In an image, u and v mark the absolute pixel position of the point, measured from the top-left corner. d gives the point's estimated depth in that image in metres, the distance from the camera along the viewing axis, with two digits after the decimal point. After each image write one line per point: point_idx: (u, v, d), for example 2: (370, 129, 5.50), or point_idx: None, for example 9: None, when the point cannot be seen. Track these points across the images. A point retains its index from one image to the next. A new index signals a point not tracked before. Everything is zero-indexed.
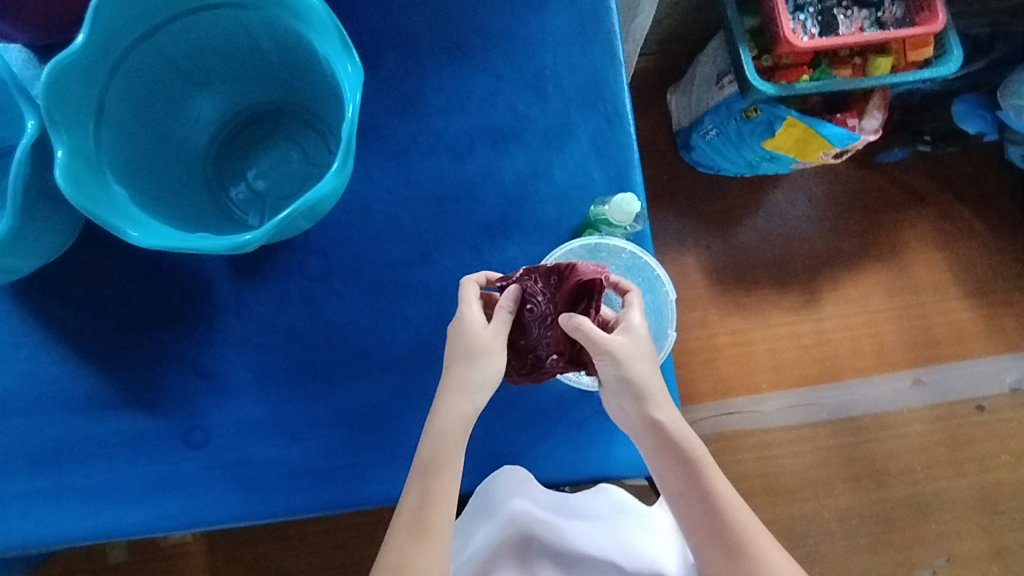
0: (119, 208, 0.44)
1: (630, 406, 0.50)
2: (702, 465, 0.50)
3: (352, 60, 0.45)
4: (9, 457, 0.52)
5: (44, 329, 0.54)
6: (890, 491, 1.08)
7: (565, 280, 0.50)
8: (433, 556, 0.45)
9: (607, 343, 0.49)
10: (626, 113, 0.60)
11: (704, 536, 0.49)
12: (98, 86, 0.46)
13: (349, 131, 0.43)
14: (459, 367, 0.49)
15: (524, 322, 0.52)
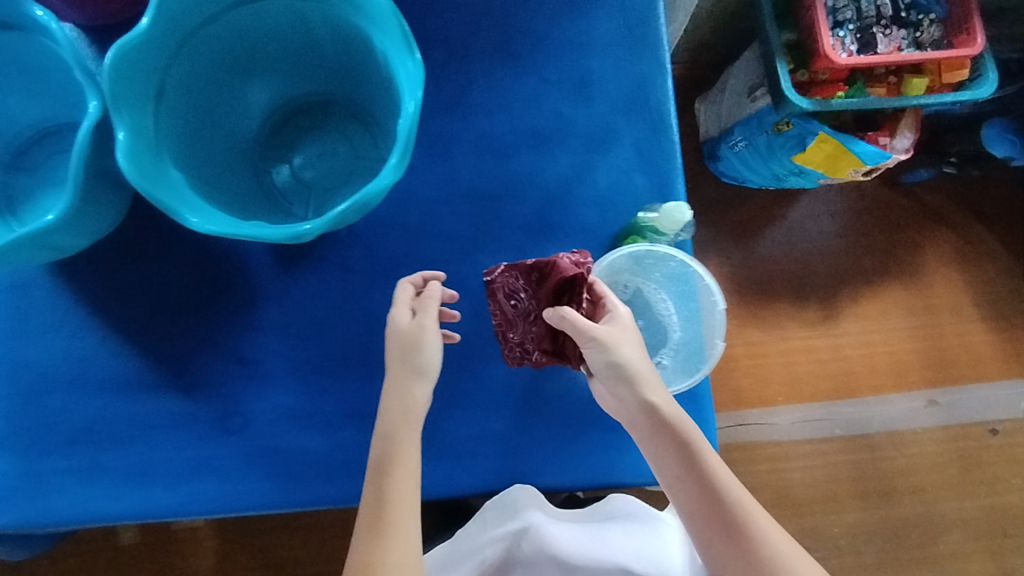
0: (176, 192, 0.44)
1: (625, 391, 0.49)
2: (697, 446, 0.49)
3: (413, 56, 0.45)
4: (46, 435, 0.53)
5: (87, 308, 0.54)
6: (900, 510, 1.08)
7: (546, 276, 0.53)
8: (397, 553, 0.46)
9: (592, 329, 0.49)
10: (670, 122, 0.60)
11: (704, 518, 0.49)
12: (160, 70, 0.46)
13: (409, 128, 0.44)
14: (399, 359, 0.50)
15: (510, 318, 0.54)
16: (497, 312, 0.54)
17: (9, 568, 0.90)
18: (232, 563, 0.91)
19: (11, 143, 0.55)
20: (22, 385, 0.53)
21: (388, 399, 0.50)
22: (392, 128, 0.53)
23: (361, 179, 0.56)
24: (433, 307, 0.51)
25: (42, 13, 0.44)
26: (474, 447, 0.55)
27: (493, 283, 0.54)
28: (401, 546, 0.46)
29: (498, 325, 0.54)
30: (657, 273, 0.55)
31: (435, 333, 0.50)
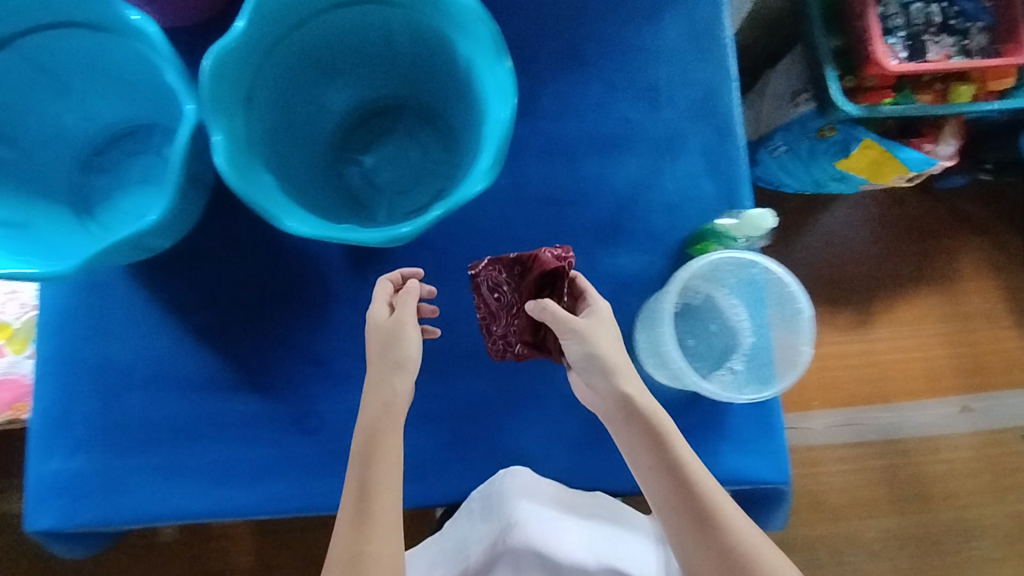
0: (269, 194, 0.44)
1: (601, 383, 0.48)
2: (670, 439, 0.48)
3: (505, 63, 0.44)
4: (128, 431, 0.54)
5: (166, 308, 0.55)
6: (933, 515, 1.08)
7: (529, 269, 0.53)
8: (380, 540, 0.45)
9: (571, 320, 0.49)
10: (738, 128, 0.60)
11: (673, 511, 0.47)
12: (250, 74, 0.46)
13: (502, 135, 0.44)
14: (381, 354, 0.49)
15: (494, 310, 0.55)
16: (481, 305, 0.55)
17: (48, 565, 0.90)
18: (270, 563, 0.90)
19: (90, 142, 0.56)
20: (105, 384, 0.54)
21: (370, 395, 0.49)
22: (469, 133, 0.53)
23: (433, 182, 0.56)
24: (411, 301, 0.50)
25: (137, 15, 0.43)
26: (547, 448, 0.56)
27: (477, 277, 0.55)
28: (384, 541, 0.45)
29: (482, 317, 0.55)
30: (732, 278, 0.54)
31: (414, 326, 0.49)
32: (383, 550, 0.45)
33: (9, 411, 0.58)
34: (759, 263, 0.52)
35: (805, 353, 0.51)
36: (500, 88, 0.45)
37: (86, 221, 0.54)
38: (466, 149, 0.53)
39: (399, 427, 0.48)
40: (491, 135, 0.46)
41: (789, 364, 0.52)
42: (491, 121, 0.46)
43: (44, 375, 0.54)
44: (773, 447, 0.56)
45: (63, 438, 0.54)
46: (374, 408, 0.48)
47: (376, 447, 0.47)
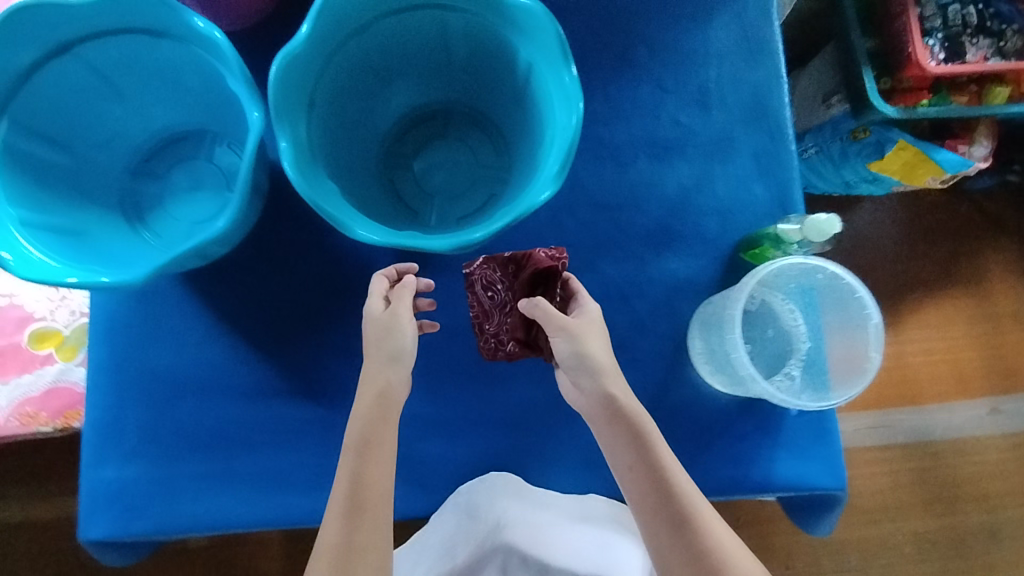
0: (334, 200, 0.44)
1: (588, 383, 0.48)
2: (653, 440, 0.48)
3: (570, 70, 0.43)
4: (179, 439, 0.53)
5: (216, 315, 0.54)
6: (962, 518, 1.07)
7: (522, 268, 0.52)
8: (369, 534, 0.45)
9: (561, 319, 0.49)
10: (788, 131, 0.60)
11: (651, 513, 0.47)
12: (312, 79, 0.46)
13: (570, 141, 0.43)
14: (374, 352, 0.48)
15: (487, 309, 0.54)
16: (475, 303, 0.54)
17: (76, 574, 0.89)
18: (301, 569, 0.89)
19: (141, 148, 0.56)
20: (154, 392, 0.53)
21: (369, 388, 0.48)
22: (524, 137, 0.53)
23: (485, 185, 0.56)
24: (408, 297, 0.49)
25: (202, 23, 0.43)
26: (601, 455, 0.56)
27: (472, 275, 0.54)
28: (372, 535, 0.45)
29: (474, 316, 0.55)
30: (790, 284, 0.53)
31: (411, 325, 0.49)
32: (371, 544, 0.44)
33: (61, 420, 0.58)
34: (823, 267, 0.51)
35: (875, 358, 0.50)
36: (565, 95, 0.44)
37: (138, 229, 0.53)
38: (520, 153, 0.53)
39: (391, 423, 0.48)
40: (558, 141, 0.44)
41: (855, 369, 0.51)
42: (555, 125, 0.45)
43: (94, 383, 0.54)
44: (830, 453, 0.55)
45: (115, 447, 0.53)
46: (370, 402, 0.47)
47: (375, 440, 0.47)
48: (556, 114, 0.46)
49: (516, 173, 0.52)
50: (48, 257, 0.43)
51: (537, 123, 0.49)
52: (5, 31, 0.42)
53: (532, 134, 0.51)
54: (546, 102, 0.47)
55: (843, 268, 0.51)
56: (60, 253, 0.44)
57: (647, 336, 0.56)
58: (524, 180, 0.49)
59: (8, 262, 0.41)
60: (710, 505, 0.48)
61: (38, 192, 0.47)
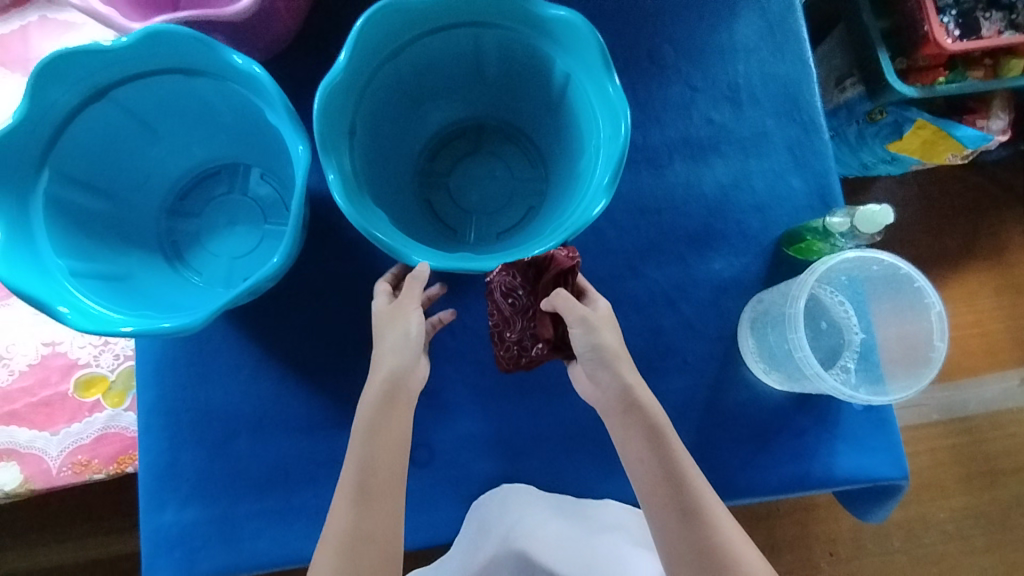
0: (386, 227, 0.43)
1: (604, 375, 0.47)
2: (665, 432, 0.47)
3: (614, 81, 0.42)
4: (236, 477, 0.53)
5: (265, 350, 0.54)
6: (1002, 491, 1.06)
7: (544, 271, 0.51)
8: (376, 522, 0.44)
9: (581, 309, 0.47)
10: (821, 121, 0.60)
11: (661, 506, 0.46)
12: (352, 105, 0.45)
13: (620, 149, 0.42)
14: (388, 356, 0.47)
15: (507, 316, 0.53)
16: (495, 311, 0.54)
17: None
18: None
19: (174, 188, 0.56)
20: (207, 431, 0.53)
21: (378, 370, 0.46)
22: (562, 147, 0.53)
23: (523, 198, 0.57)
24: (415, 292, 0.47)
25: (241, 59, 0.43)
26: None
27: (492, 283, 0.54)
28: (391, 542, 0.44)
29: (496, 324, 0.54)
30: (842, 276, 0.53)
31: (418, 314, 0.47)
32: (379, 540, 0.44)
33: (114, 465, 0.58)
34: (879, 257, 0.50)
35: (940, 347, 0.49)
36: (610, 106, 0.43)
37: (180, 269, 0.54)
38: (559, 163, 0.53)
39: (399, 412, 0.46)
40: (606, 151, 0.43)
41: (918, 358, 0.50)
42: (601, 136, 0.44)
43: (146, 426, 0.53)
44: (888, 441, 0.55)
45: (173, 489, 0.53)
46: (377, 389, 0.46)
47: (392, 447, 0.46)
48: (600, 124, 0.45)
49: (556, 185, 0.52)
50: (100, 305, 0.43)
51: (578, 133, 0.49)
52: (43, 80, 0.42)
53: (572, 144, 0.50)
54: (587, 112, 0.46)
55: (900, 257, 0.49)
56: (114, 300, 0.44)
57: (697, 338, 0.56)
58: (567, 191, 0.48)
59: (64, 314, 0.41)
60: (718, 498, 0.47)
61: (84, 240, 0.47)
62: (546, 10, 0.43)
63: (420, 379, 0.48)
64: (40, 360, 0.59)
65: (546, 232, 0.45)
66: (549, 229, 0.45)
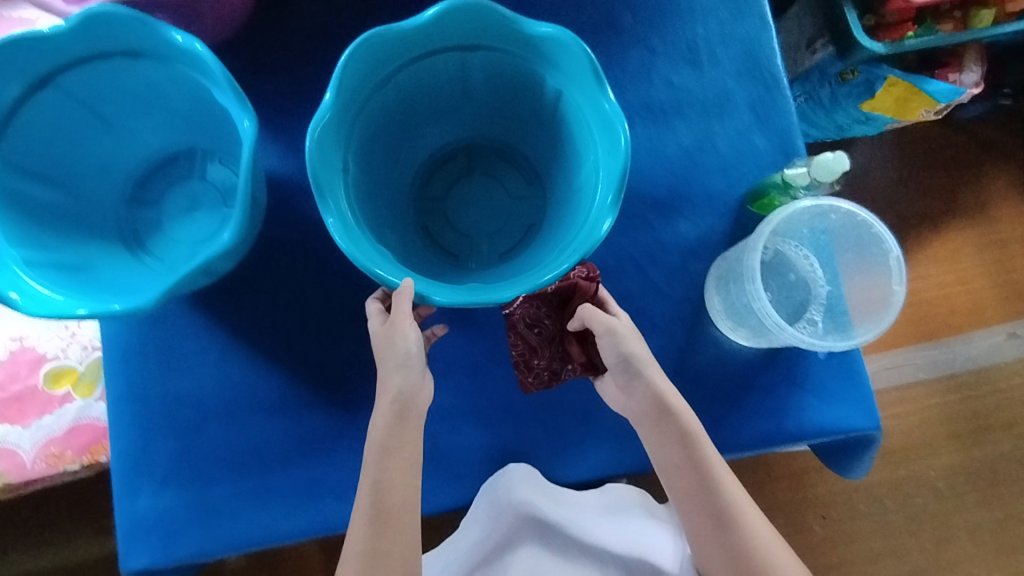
0: (392, 265, 0.43)
1: (637, 384, 0.49)
2: (698, 441, 0.49)
3: (608, 96, 0.43)
4: (208, 461, 0.52)
5: (231, 331, 0.53)
6: (992, 446, 1.07)
7: (568, 299, 0.53)
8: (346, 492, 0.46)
9: (607, 320, 0.49)
10: (781, 78, 0.59)
11: (694, 505, 0.50)
12: (342, 147, 0.46)
13: (621, 167, 0.42)
14: (395, 375, 0.47)
15: (534, 345, 0.53)
16: (519, 344, 0.53)
17: None
18: None
19: (133, 175, 0.56)
20: (179, 416, 0.53)
21: (385, 393, 0.48)
22: (557, 159, 0.54)
23: (523, 213, 0.58)
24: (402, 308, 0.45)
25: (182, 36, 0.42)
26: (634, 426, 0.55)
27: (513, 316, 0.53)
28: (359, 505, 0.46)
29: (520, 355, 0.53)
30: (804, 229, 0.53)
31: (413, 329, 0.47)
32: None
33: (87, 455, 0.58)
34: (837, 206, 0.50)
35: (899, 292, 0.49)
36: (606, 122, 0.43)
37: (141, 255, 0.53)
38: (557, 175, 0.54)
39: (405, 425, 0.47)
40: (607, 168, 0.43)
41: (880, 304, 0.50)
42: (598, 151, 0.45)
43: (116, 415, 0.53)
44: (860, 392, 0.55)
45: (147, 476, 0.52)
46: (388, 408, 0.47)
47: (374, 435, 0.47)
48: (596, 140, 0.45)
49: (557, 196, 0.53)
50: (53, 290, 0.43)
51: (573, 146, 0.50)
52: None
53: (568, 153, 0.51)
54: (583, 127, 0.47)
55: (858, 205, 0.50)
56: (65, 285, 0.44)
57: (666, 300, 0.56)
58: (569, 206, 0.49)
59: (16, 301, 0.41)
60: (751, 500, 0.51)
61: (40, 231, 0.47)
62: (532, 31, 0.44)
63: (428, 397, 0.50)
64: (9, 355, 0.59)
65: (552, 253, 0.45)
66: (556, 249, 0.45)
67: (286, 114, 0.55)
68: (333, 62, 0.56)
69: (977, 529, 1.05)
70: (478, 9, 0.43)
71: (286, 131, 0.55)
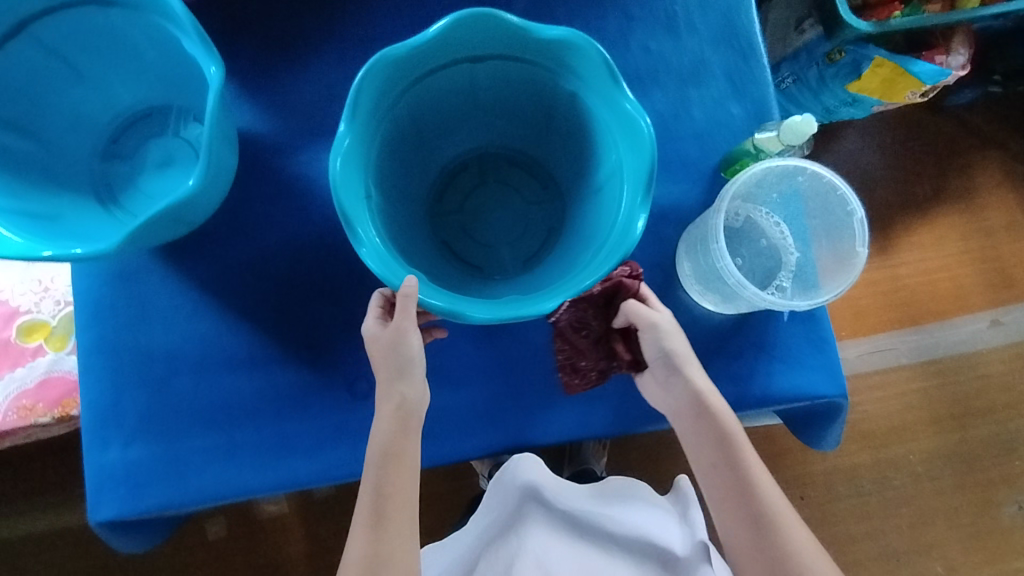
0: (430, 290, 0.43)
1: (676, 380, 0.52)
2: (739, 444, 0.52)
3: (627, 94, 0.44)
4: (179, 415, 0.52)
5: (203, 286, 0.54)
6: (973, 431, 1.07)
7: (613, 297, 0.54)
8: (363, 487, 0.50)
9: (650, 314, 0.52)
10: (759, 48, 0.59)
11: (732, 506, 0.53)
12: (364, 171, 0.46)
13: (649, 163, 0.43)
14: (402, 386, 0.49)
15: (581, 348, 0.53)
16: (566, 348, 0.53)
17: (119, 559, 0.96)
18: (321, 544, 0.96)
19: (107, 131, 0.56)
20: (151, 370, 0.53)
21: (388, 401, 0.49)
22: (573, 159, 0.54)
23: (542, 216, 0.58)
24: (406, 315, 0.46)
25: None
26: (601, 388, 0.55)
27: (560, 322, 0.53)
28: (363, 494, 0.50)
29: (567, 358, 0.53)
30: (773, 193, 0.53)
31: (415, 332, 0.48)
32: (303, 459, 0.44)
33: (59, 409, 0.61)
34: (803, 168, 0.50)
35: (861, 253, 0.49)
36: (628, 121, 0.45)
37: (112, 210, 0.54)
38: (576, 179, 0.54)
39: (411, 433, 0.49)
40: (633, 170, 0.44)
41: (845, 267, 0.50)
42: (621, 153, 0.46)
43: (87, 367, 0.53)
44: (827, 360, 0.55)
45: (116, 428, 0.52)
46: (391, 416, 0.49)
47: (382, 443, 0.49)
48: (619, 145, 0.46)
49: (579, 198, 0.53)
50: (16, 233, 0.43)
51: (592, 148, 0.50)
52: None
53: (585, 154, 0.52)
54: (603, 131, 0.47)
55: (823, 165, 0.50)
56: (26, 228, 0.44)
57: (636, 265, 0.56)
58: (594, 209, 0.49)
59: None
60: (792, 509, 0.53)
61: (11, 180, 0.47)
62: (542, 37, 0.45)
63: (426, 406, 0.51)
64: None
65: (584, 259, 0.45)
66: (588, 254, 0.45)
67: (261, 71, 0.55)
68: (310, 22, 0.56)
69: (955, 514, 1.05)
70: (484, 19, 0.44)
71: (260, 89, 0.55)
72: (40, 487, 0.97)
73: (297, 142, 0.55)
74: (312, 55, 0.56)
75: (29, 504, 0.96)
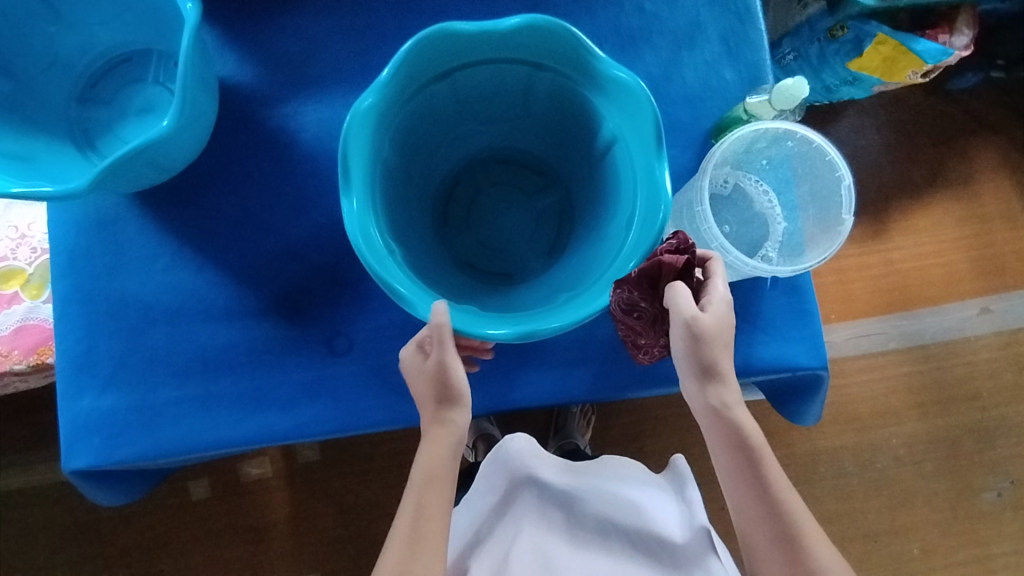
0: (497, 325, 0.42)
1: (693, 387, 0.49)
2: (756, 453, 0.49)
3: (597, 54, 0.44)
4: (155, 366, 0.52)
5: (180, 236, 0.53)
6: (957, 417, 1.07)
7: (661, 278, 0.47)
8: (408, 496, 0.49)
9: (688, 313, 0.45)
10: (756, 12, 0.58)
11: (752, 522, 0.49)
12: (379, 230, 0.44)
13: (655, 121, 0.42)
14: (452, 415, 0.48)
15: (640, 328, 0.50)
16: (625, 326, 0.50)
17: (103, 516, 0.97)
18: (304, 507, 0.97)
19: (83, 75, 0.54)
20: (127, 319, 0.52)
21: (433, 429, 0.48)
22: (562, 137, 0.54)
23: (552, 203, 0.58)
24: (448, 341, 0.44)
25: None
26: (584, 354, 0.54)
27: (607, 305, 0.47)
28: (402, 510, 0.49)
29: (627, 335, 0.51)
30: (762, 160, 0.53)
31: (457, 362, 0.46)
32: None
33: (34, 356, 0.62)
34: (792, 133, 0.49)
35: (847, 221, 0.48)
36: (617, 87, 0.44)
37: (90, 155, 0.53)
38: (581, 168, 0.54)
39: (455, 458, 0.49)
40: (635, 133, 0.44)
41: (830, 235, 0.50)
42: (618, 122, 0.45)
43: (62, 314, 0.52)
44: (810, 331, 0.55)
45: (91, 377, 0.52)
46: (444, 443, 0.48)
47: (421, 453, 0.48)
48: (614, 119, 0.46)
49: (589, 179, 0.53)
50: None
51: (580, 121, 0.50)
52: None
53: (575, 128, 0.51)
54: (592, 106, 0.47)
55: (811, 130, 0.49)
56: None
57: None
58: (608, 193, 0.49)
59: None
60: (819, 528, 0.48)
61: None
62: (500, 35, 0.44)
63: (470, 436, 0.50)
64: None
65: (618, 238, 0.45)
66: (620, 232, 0.45)
67: (244, 17, 0.54)
68: None
69: (934, 498, 1.06)
70: (443, 34, 0.43)
71: (243, 35, 0.54)
72: (27, 441, 0.97)
73: (280, 92, 0.54)
74: (297, 3, 0.54)
75: (15, 457, 0.97)
